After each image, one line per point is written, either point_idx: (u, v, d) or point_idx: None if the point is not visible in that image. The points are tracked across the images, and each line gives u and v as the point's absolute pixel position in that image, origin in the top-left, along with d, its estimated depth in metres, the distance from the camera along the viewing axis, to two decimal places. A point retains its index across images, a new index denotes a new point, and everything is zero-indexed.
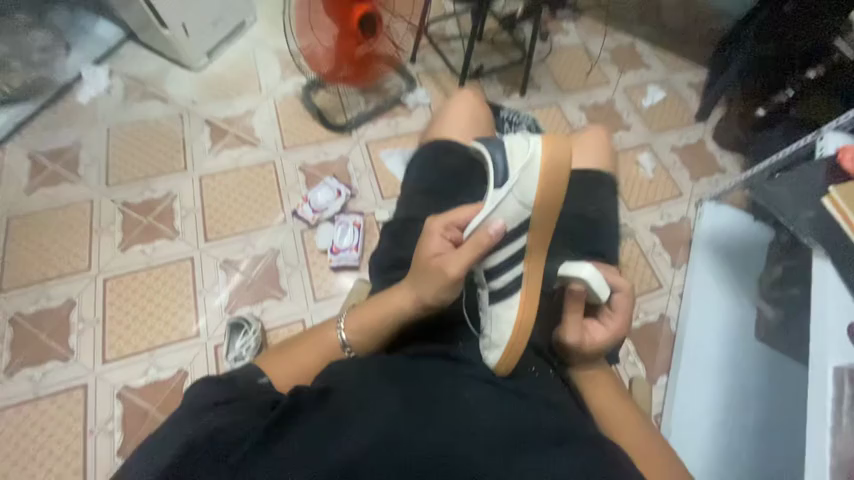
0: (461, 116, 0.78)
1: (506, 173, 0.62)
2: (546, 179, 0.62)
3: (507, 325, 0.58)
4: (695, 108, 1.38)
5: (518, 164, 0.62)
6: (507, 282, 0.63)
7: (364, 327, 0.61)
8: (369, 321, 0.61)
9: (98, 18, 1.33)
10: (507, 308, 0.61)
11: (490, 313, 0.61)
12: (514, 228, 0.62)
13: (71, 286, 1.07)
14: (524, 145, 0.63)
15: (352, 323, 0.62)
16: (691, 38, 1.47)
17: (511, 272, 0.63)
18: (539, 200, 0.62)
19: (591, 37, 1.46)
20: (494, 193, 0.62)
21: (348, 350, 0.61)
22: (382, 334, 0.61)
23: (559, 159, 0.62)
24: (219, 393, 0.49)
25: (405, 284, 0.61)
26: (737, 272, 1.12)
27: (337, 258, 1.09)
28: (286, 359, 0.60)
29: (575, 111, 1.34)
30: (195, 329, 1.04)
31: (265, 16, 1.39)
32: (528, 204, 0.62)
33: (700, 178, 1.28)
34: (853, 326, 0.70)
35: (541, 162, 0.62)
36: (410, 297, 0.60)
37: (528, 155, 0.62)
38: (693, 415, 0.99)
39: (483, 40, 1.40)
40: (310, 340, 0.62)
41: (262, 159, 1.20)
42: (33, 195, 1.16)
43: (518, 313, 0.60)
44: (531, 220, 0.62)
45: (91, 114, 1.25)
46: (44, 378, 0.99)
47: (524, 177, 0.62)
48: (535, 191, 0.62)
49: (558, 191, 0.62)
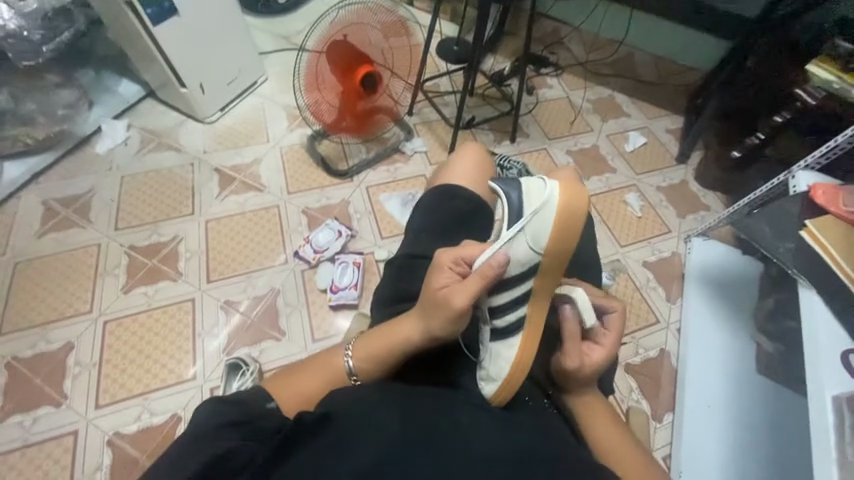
0: (469, 159, 0.82)
1: (521, 215, 0.63)
2: (560, 226, 0.61)
3: (505, 361, 0.59)
4: (675, 151, 1.48)
5: (535, 208, 0.62)
6: (510, 321, 0.63)
7: (372, 356, 0.61)
8: (377, 350, 0.61)
9: (121, 78, 1.45)
10: (508, 347, 0.61)
11: (490, 348, 0.62)
12: (522, 270, 0.63)
13: (70, 329, 1.07)
14: (543, 189, 0.63)
15: (361, 350, 0.61)
16: (665, 90, 1.61)
17: (515, 313, 0.64)
18: (550, 245, 0.62)
19: (573, 90, 1.59)
20: (506, 234, 0.62)
21: (353, 378, 0.61)
22: (389, 363, 0.61)
23: (575, 206, 0.61)
24: (216, 424, 0.50)
25: (415, 313, 0.61)
26: (733, 305, 1.13)
27: (336, 296, 1.11)
28: (292, 383, 0.60)
29: (562, 156, 1.43)
30: (192, 372, 1.03)
31: (275, 76, 1.53)
32: (539, 248, 0.61)
33: (686, 215, 1.33)
34: (846, 354, 0.71)
35: (556, 208, 0.61)
36: (419, 329, 0.59)
37: (545, 199, 0.62)
38: (701, 455, 0.96)
39: (474, 94, 1.52)
40: (317, 364, 0.62)
41: (267, 203, 1.26)
42: (43, 240, 1.19)
43: (518, 352, 0.61)
44: (540, 263, 0.62)
45: (107, 164, 1.33)
46: (35, 424, 0.97)
47: (539, 221, 0.61)
48: (548, 237, 0.61)
49: (570, 239, 0.62)
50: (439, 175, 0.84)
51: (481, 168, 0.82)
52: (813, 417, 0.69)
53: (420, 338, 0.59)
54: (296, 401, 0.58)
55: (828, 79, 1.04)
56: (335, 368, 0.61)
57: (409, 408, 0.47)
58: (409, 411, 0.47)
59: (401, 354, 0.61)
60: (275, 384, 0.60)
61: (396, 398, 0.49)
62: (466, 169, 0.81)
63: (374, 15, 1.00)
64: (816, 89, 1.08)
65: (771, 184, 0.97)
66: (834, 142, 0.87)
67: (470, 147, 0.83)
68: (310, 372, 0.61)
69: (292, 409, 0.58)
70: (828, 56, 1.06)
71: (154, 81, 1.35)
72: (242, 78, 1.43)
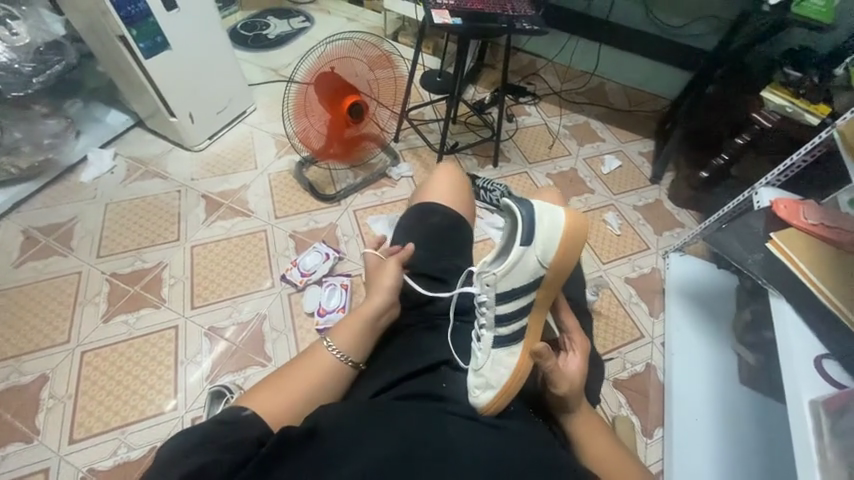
0: (444, 177, 0.89)
1: (532, 232, 0.65)
2: (566, 245, 0.66)
3: (505, 368, 0.61)
4: (648, 172, 1.55)
5: (543, 226, 0.66)
6: (512, 330, 0.66)
7: (354, 334, 0.65)
8: (354, 336, 0.65)
9: (111, 109, 1.47)
10: (510, 355, 0.64)
11: (491, 354, 0.63)
12: (528, 283, 0.66)
13: (45, 360, 1.03)
14: (550, 211, 0.67)
15: (339, 339, 0.65)
16: (636, 116, 1.72)
17: (517, 323, 0.67)
18: (556, 261, 0.66)
19: (550, 117, 1.68)
20: (519, 248, 0.64)
21: (351, 364, 0.64)
22: (373, 336, 0.67)
23: (578, 229, 0.67)
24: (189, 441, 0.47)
25: (372, 298, 0.68)
26: (713, 318, 1.16)
27: (324, 320, 1.10)
28: (278, 395, 0.58)
29: (543, 178, 1.49)
30: (173, 402, 0.99)
31: (264, 106, 1.58)
32: (546, 263, 0.66)
33: (663, 232, 1.39)
34: (818, 359, 0.75)
35: (564, 229, 0.66)
36: (378, 308, 0.67)
37: (553, 218, 0.67)
38: (695, 471, 0.95)
39: (457, 122, 1.60)
40: (303, 373, 0.61)
41: (254, 227, 1.27)
42: (21, 268, 1.16)
43: (519, 360, 0.63)
44: (545, 277, 0.66)
45: (92, 191, 1.32)
46: (2, 463, 0.91)
47: (547, 239, 0.65)
48: (554, 253, 0.66)
49: (572, 258, 0.67)
50: (418, 196, 0.89)
51: (455, 182, 0.88)
52: (793, 421, 0.71)
53: (387, 303, 0.68)
54: (281, 413, 0.56)
55: (782, 103, 1.13)
56: (327, 369, 0.62)
57: (395, 421, 0.47)
58: (392, 425, 0.47)
59: (377, 325, 0.67)
60: (256, 397, 0.57)
61: (381, 412, 0.49)
62: (444, 185, 0.87)
63: (360, 49, 1.05)
64: (771, 112, 1.15)
65: (737, 201, 1.01)
66: (791, 159, 0.94)
67: (444, 165, 0.91)
68: (297, 384, 0.60)
69: (277, 424, 0.55)
70: (780, 83, 1.15)
71: (143, 111, 1.38)
72: (231, 108, 1.47)
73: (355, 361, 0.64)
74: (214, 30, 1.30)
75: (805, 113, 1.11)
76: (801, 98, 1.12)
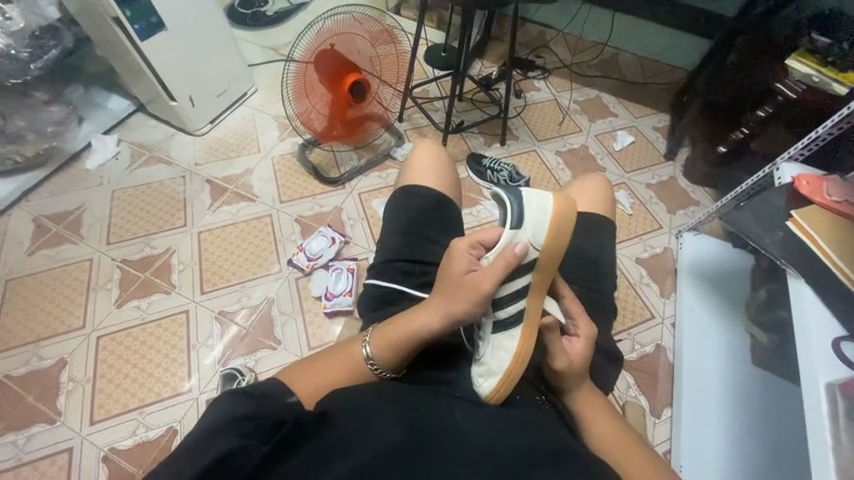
0: (428, 153, 0.86)
1: (521, 214, 0.63)
2: (557, 226, 0.64)
3: (505, 353, 0.59)
4: (663, 148, 1.50)
5: (532, 208, 0.64)
6: (511, 312, 0.62)
7: (400, 339, 0.60)
8: (390, 343, 0.60)
9: (112, 94, 1.45)
10: (509, 338, 0.61)
11: (490, 340, 0.62)
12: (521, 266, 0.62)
13: (63, 346, 1.06)
14: (540, 194, 0.65)
15: (377, 340, 0.61)
16: (649, 90, 1.64)
17: (515, 305, 0.63)
18: (549, 242, 0.63)
19: (561, 92, 1.62)
20: (508, 232, 0.63)
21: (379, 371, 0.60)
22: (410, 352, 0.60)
23: (568, 211, 0.65)
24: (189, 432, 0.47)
25: (433, 305, 0.60)
26: (724, 298, 1.14)
27: (331, 303, 1.11)
28: (315, 374, 0.59)
29: (551, 156, 1.44)
30: (188, 384, 1.02)
31: (264, 87, 1.54)
32: (539, 244, 0.62)
33: (677, 211, 1.35)
34: (837, 339, 0.72)
35: (553, 210, 0.64)
36: (440, 321, 0.59)
37: (542, 200, 0.65)
38: (701, 449, 0.96)
39: (463, 99, 1.54)
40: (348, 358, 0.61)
41: (259, 212, 1.26)
42: (33, 256, 1.18)
43: (519, 343, 0.60)
44: (539, 258, 0.63)
45: (98, 179, 1.33)
46: (29, 443, 0.96)
47: (537, 222, 0.63)
48: (545, 233, 0.63)
49: (564, 239, 0.64)
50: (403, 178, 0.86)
51: (438, 159, 0.85)
52: (807, 403, 0.70)
53: (444, 328, 0.60)
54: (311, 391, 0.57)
55: (808, 72, 1.04)
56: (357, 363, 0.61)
57: (406, 408, 0.47)
58: (400, 408, 0.47)
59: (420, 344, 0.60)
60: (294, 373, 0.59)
61: (389, 396, 0.49)
62: (426, 164, 0.84)
63: (361, 25, 1.01)
64: (796, 81, 1.06)
65: (757, 177, 0.97)
66: (817, 132, 0.88)
67: (424, 143, 0.87)
68: (345, 361, 0.61)
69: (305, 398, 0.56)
70: (806, 50, 1.07)
71: (142, 95, 1.36)
72: (232, 90, 1.44)
73: (387, 373, 0.60)
74: (211, 8, 1.26)
75: (833, 82, 1.03)
76: (829, 66, 1.04)
